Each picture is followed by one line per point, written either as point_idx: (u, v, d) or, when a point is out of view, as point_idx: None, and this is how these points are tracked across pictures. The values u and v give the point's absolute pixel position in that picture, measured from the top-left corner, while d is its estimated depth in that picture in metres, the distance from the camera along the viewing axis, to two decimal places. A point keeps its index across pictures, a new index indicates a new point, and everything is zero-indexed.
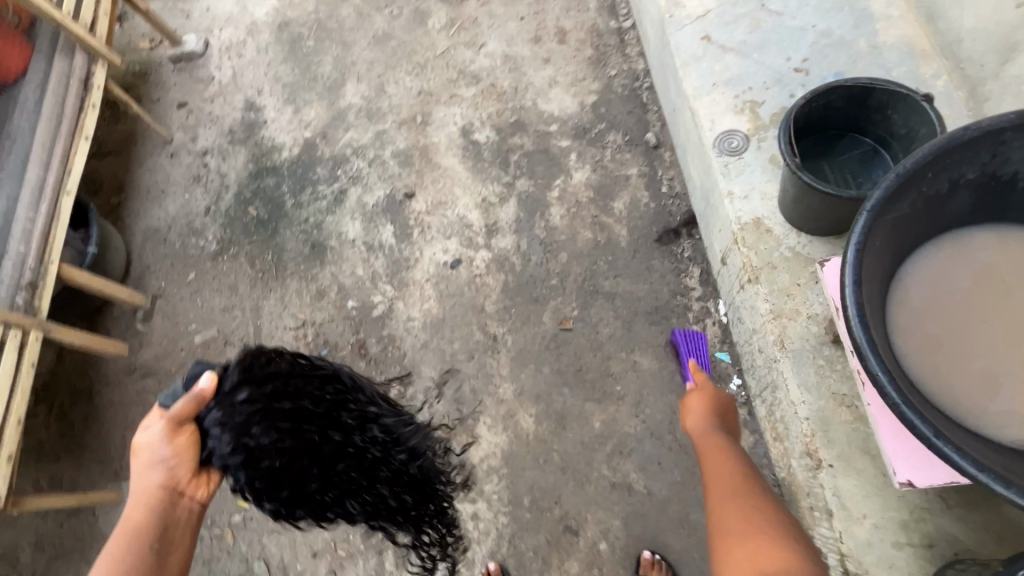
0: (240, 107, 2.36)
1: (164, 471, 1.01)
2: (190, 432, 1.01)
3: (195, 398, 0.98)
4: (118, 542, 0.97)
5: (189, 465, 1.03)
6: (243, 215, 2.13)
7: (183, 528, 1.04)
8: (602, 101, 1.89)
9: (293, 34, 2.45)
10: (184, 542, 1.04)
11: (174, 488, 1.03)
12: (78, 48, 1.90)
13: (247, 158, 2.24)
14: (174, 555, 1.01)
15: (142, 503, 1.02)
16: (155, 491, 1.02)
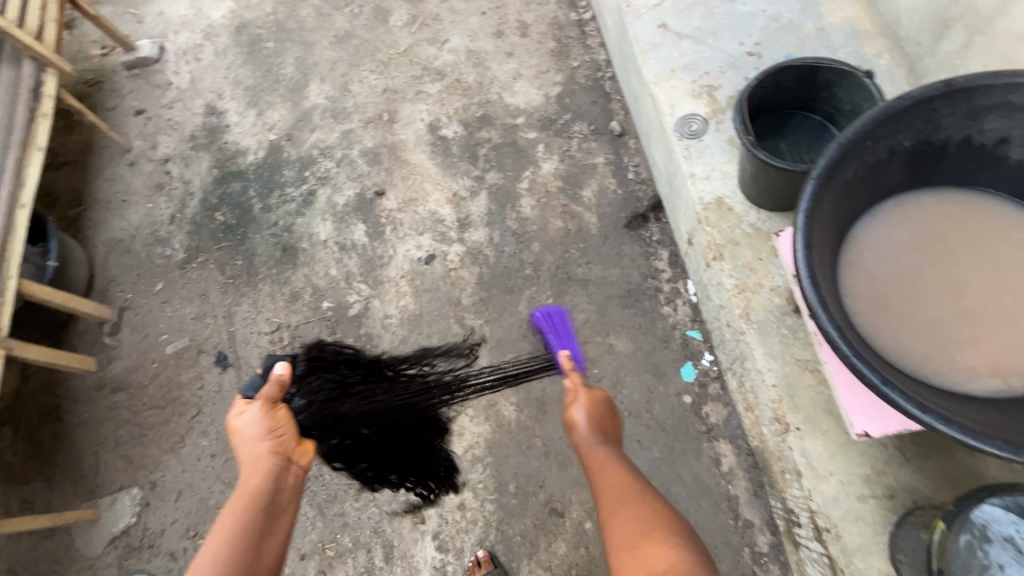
0: (201, 112, 2.31)
1: (271, 442, 1.13)
2: (284, 412, 1.19)
3: (278, 382, 1.19)
4: (237, 507, 1.03)
5: (291, 438, 1.19)
6: (210, 221, 2.09)
7: (289, 495, 1.12)
8: (566, 92, 1.92)
9: (252, 36, 2.41)
10: (289, 509, 1.10)
11: (284, 456, 1.16)
12: (25, 56, 1.83)
13: (210, 164, 2.20)
14: (282, 523, 1.08)
15: (255, 470, 1.09)
16: (268, 459, 1.12)
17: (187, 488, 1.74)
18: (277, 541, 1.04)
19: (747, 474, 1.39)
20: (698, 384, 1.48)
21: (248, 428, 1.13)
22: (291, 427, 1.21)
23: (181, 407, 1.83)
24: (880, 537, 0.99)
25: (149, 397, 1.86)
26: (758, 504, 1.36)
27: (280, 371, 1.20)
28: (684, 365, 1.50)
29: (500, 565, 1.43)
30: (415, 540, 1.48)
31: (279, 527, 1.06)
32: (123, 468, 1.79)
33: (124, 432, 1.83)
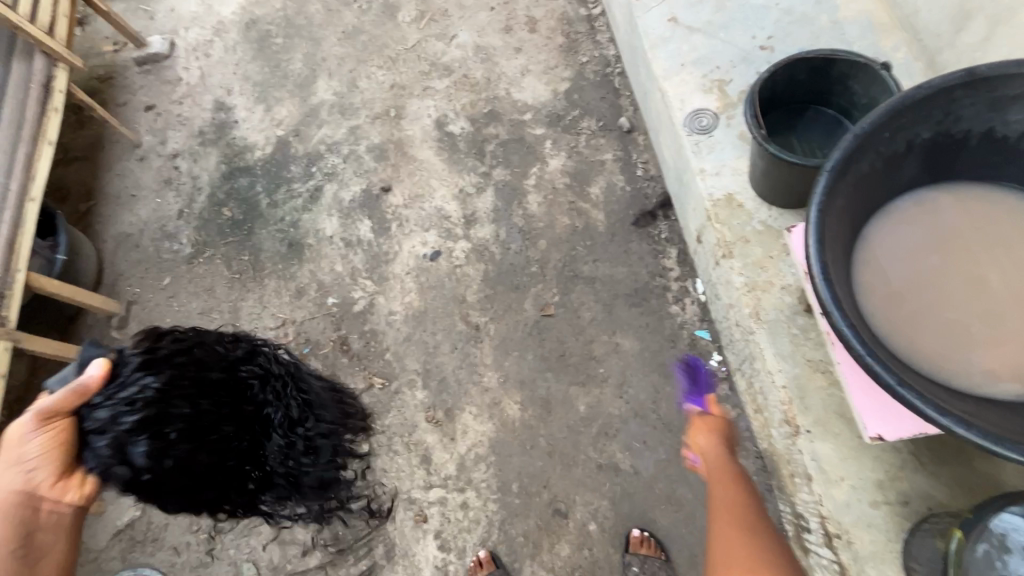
0: (210, 108, 2.32)
1: (23, 477, 1.08)
2: (63, 428, 1.05)
3: (79, 390, 1.01)
4: None
5: (50, 470, 1.07)
6: (218, 216, 2.10)
7: (49, 531, 1.13)
8: (575, 88, 1.89)
9: (261, 32, 2.42)
10: (50, 546, 1.14)
11: (35, 492, 1.10)
12: (37, 52, 1.84)
13: (219, 160, 2.21)
14: (43, 563, 1.13)
15: (12, 504, 1.09)
16: (16, 491, 1.09)
17: None
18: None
19: (755, 477, 1.36)
20: (706, 384, 1.46)
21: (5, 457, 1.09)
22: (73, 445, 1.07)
23: None
24: (893, 545, 0.95)
25: None
26: (766, 508, 1.33)
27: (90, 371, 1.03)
28: (692, 365, 1.47)
29: (502, 566, 1.41)
30: (417, 538, 1.47)
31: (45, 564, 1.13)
32: None
33: None
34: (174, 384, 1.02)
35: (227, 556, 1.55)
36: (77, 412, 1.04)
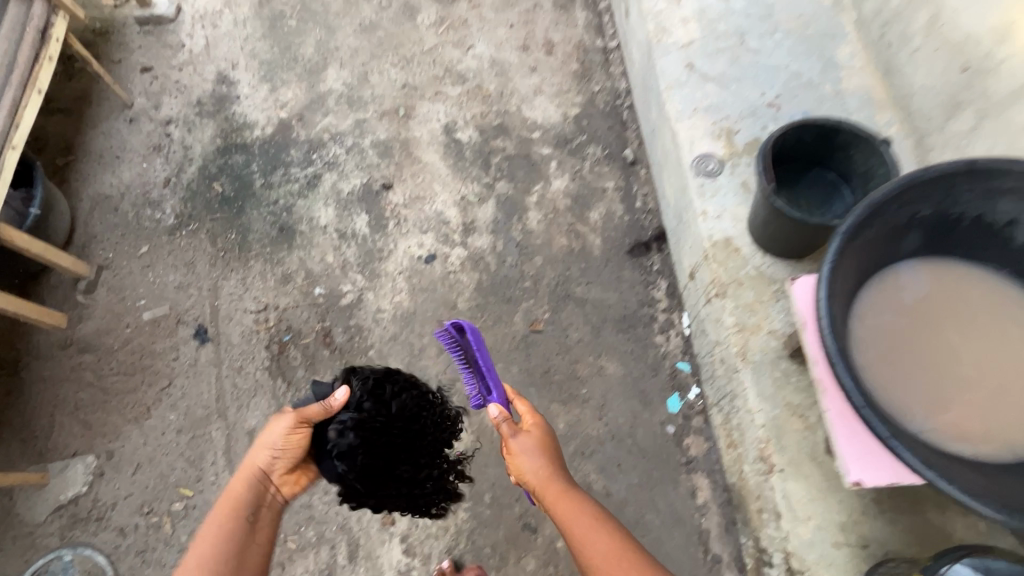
0: (211, 79, 2.26)
1: (269, 456, 1.14)
2: (303, 434, 1.16)
3: (326, 408, 1.16)
4: (219, 518, 1.06)
5: (288, 464, 1.16)
6: (207, 190, 2.04)
7: (268, 513, 1.11)
8: (584, 114, 1.95)
9: (274, 11, 2.39)
10: (267, 525, 1.10)
11: (269, 477, 1.14)
12: None
13: (215, 133, 2.15)
14: (256, 541, 1.07)
15: (241, 488, 1.11)
16: (257, 472, 1.13)
17: (147, 462, 1.66)
18: (256, 555, 1.06)
19: (721, 509, 1.41)
20: (682, 415, 1.51)
21: (263, 441, 1.15)
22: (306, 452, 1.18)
23: (152, 376, 1.76)
24: None
25: (117, 362, 1.78)
26: (727, 540, 1.39)
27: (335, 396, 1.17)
28: (671, 395, 1.53)
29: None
30: (382, 540, 1.46)
31: (257, 542, 1.07)
32: (79, 434, 1.70)
33: (85, 396, 1.75)
34: (382, 417, 1.20)
35: None
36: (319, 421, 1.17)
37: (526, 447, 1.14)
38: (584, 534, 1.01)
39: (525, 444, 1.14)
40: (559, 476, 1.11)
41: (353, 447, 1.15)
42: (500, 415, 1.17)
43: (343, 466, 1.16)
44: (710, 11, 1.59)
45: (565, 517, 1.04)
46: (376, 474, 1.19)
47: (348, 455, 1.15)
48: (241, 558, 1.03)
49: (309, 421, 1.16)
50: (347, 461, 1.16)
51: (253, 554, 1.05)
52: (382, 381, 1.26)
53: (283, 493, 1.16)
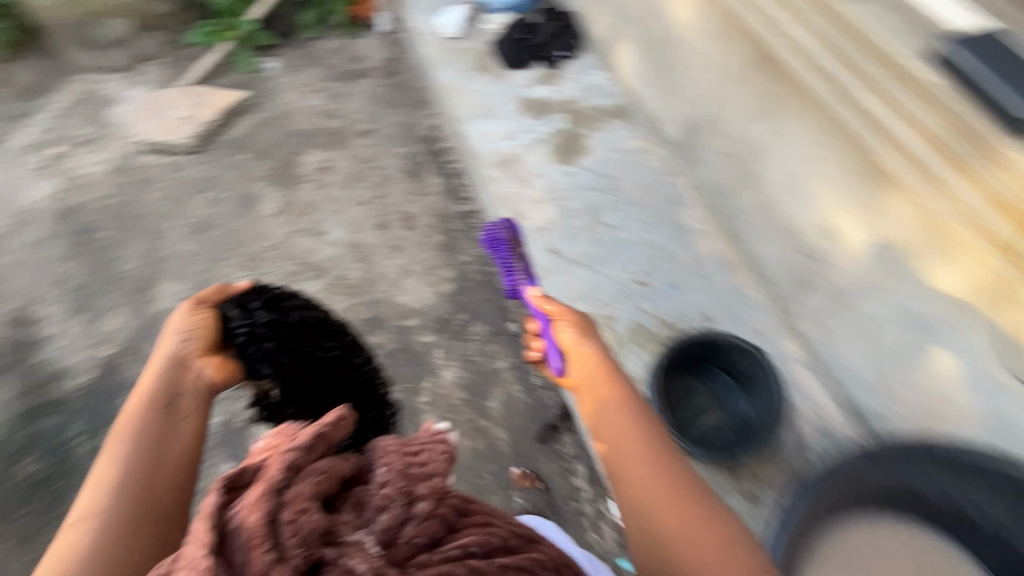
0: (5, 322, 1.86)
1: (179, 340, 1.05)
2: (208, 316, 1.13)
3: (219, 290, 1.20)
4: (129, 406, 0.91)
5: (201, 344, 1.08)
6: (10, 475, 1.60)
7: (193, 396, 0.98)
8: (460, 289, 1.86)
9: (81, 223, 2.07)
10: (193, 408, 0.95)
11: (182, 359, 1.03)
12: None
13: (14, 394, 1.73)
14: (181, 426, 0.91)
15: (153, 374, 0.98)
16: (168, 359, 1.02)
17: None
18: (175, 448, 0.88)
19: None
20: None
21: (169, 329, 1.08)
22: (214, 335, 1.12)
23: None
24: None
25: None
26: None
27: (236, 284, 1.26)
28: None
29: None
30: None
31: (180, 430, 0.90)
32: None
33: None
34: (297, 335, 1.27)
35: None
36: (218, 306, 1.18)
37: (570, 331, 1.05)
38: (620, 417, 0.87)
39: (576, 315, 1.07)
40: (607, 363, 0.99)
41: (266, 362, 1.18)
42: (541, 294, 1.12)
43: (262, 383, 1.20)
44: (559, 188, 1.60)
45: (602, 397, 0.92)
46: (296, 384, 1.23)
47: (265, 372, 1.19)
48: (153, 461, 0.84)
49: (209, 309, 1.15)
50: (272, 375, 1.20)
51: (169, 450, 0.87)
52: (287, 300, 1.32)
53: (206, 373, 1.04)
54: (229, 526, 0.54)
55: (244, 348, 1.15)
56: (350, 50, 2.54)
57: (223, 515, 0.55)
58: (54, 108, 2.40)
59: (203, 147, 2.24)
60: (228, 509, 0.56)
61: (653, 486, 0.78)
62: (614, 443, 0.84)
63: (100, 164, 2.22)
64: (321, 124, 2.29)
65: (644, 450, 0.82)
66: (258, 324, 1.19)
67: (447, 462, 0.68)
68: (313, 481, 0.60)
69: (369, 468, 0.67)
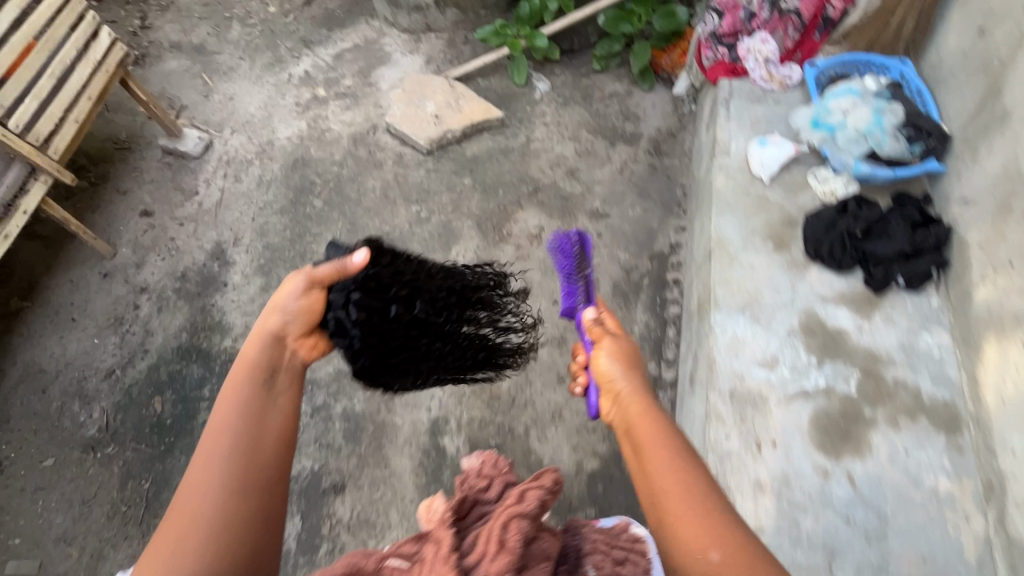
0: (207, 248, 1.96)
1: (282, 319, 0.92)
2: (320, 299, 0.98)
3: (342, 267, 1.00)
4: (232, 379, 0.83)
5: (305, 324, 0.95)
6: (146, 403, 1.71)
7: (293, 374, 0.88)
8: (602, 474, 1.53)
9: (304, 180, 2.08)
10: (296, 386, 0.87)
11: (283, 337, 0.92)
12: (19, 162, 1.59)
13: (183, 326, 1.83)
14: (281, 401, 0.83)
15: (255, 344, 0.89)
16: (268, 335, 0.90)
17: None
18: (277, 423, 0.81)
19: None
20: None
21: (275, 297, 0.94)
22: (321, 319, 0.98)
23: None
24: None
25: None
26: None
27: (354, 258, 1.02)
28: None
29: None
30: None
31: (282, 404, 0.83)
32: None
33: None
34: (391, 323, 1.03)
35: None
36: (330, 287, 1.00)
37: (608, 354, 1.00)
38: (663, 456, 0.78)
39: (614, 346, 1.01)
40: (642, 394, 0.92)
41: (355, 350, 1.01)
42: (596, 316, 1.08)
43: (357, 368, 1.03)
44: (797, 484, 1.13)
45: (644, 433, 0.83)
46: (381, 366, 1.05)
47: (356, 357, 1.02)
48: (255, 444, 0.77)
49: (316, 280, 0.97)
50: (365, 359, 1.02)
51: (273, 424, 0.80)
52: (393, 276, 1.06)
53: (305, 354, 0.95)
54: (465, 570, 0.71)
55: (335, 331, 0.99)
56: (628, 102, 2.16)
57: (457, 550, 0.74)
58: (337, 47, 2.43)
59: (436, 151, 2.09)
60: (459, 551, 0.74)
61: (703, 534, 0.68)
62: (652, 475, 0.76)
63: (346, 124, 2.20)
64: (557, 180, 2.00)
65: (675, 476, 0.74)
66: (352, 306, 0.99)
67: (641, 565, 0.94)
68: (532, 553, 0.76)
69: (578, 554, 0.89)
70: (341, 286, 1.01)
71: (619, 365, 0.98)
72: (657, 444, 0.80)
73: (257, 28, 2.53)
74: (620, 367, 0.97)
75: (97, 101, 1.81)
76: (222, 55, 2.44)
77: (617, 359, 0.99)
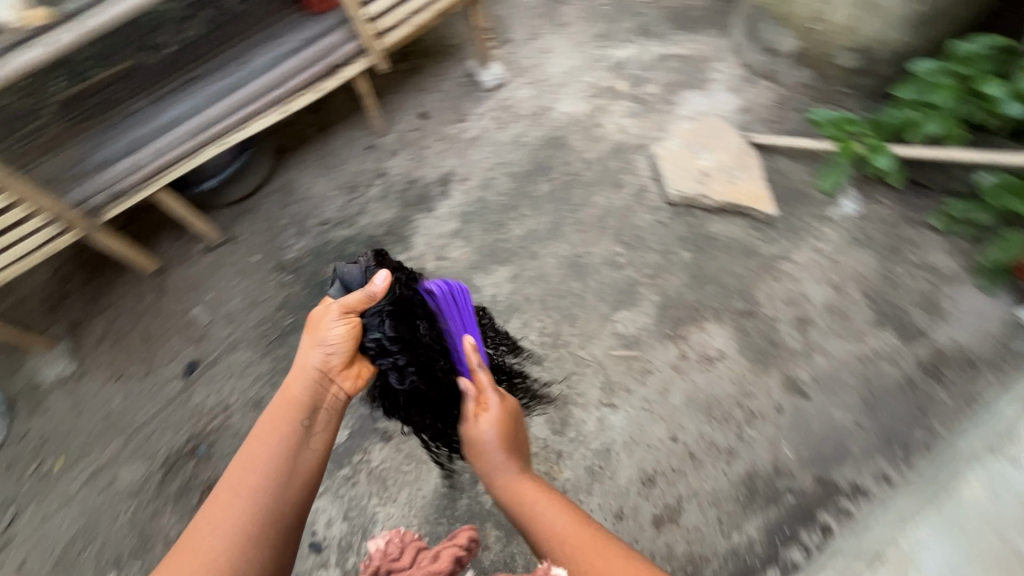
0: (441, 171, 2.14)
1: (323, 354, 0.98)
2: (354, 326, 1.01)
3: (368, 295, 1.01)
4: (274, 418, 0.92)
5: (347, 358, 1.01)
6: (327, 262, 2.03)
7: (331, 411, 0.97)
8: None
9: (548, 160, 2.08)
10: (330, 424, 0.97)
11: (326, 373, 0.99)
12: (358, 39, 1.88)
13: (385, 223, 2.08)
14: (315, 440, 0.93)
15: (301, 381, 0.97)
16: (313, 372, 0.97)
17: (76, 408, 1.88)
18: (309, 460, 0.90)
19: None
20: None
21: (318, 328, 0.99)
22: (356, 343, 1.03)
23: (145, 355, 1.94)
24: None
25: (151, 321, 2.01)
26: None
27: (376, 282, 1.03)
28: None
29: None
30: None
31: (318, 442, 0.93)
32: (91, 339, 2.00)
33: (119, 322, 2.02)
34: (428, 344, 1.12)
35: (21, 493, 1.77)
36: (361, 313, 1.04)
37: (486, 424, 1.12)
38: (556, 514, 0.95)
39: (492, 417, 1.12)
40: (522, 477, 1.08)
41: (400, 367, 1.08)
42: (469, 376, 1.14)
43: (408, 385, 1.10)
44: None
45: (526, 502, 1.01)
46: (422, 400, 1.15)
47: (404, 375, 1.09)
48: (285, 479, 0.86)
49: (353, 310, 1.01)
50: (416, 376, 1.10)
51: (302, 461, 0.90)
52: (416, 301, 1.11)
53: (347, 386, 1.02)
54: None
55: (375, 359, 1.06)
56: (938, 290, 1.63)
57: None
58: (666, 50, 2.27)
59: (678, 205, 1.87)
60: None
61: (615, 560, 0.79)
62: (545, 528, 0.93)
63: (618, 130, 2.10)
64: (777, 318, 1.63)
65: (564, 517, 0.94)
66: (387, 323, 1.04)
67: None
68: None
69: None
70: (369, 310, 1.04)
71: (495, 439, 1.11)
72: (542, 501, 0.99)
73: None
74: (493, 429, 1.11)
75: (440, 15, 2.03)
76: (567, 5, 2.47)
77: (496, 429, 1.11)
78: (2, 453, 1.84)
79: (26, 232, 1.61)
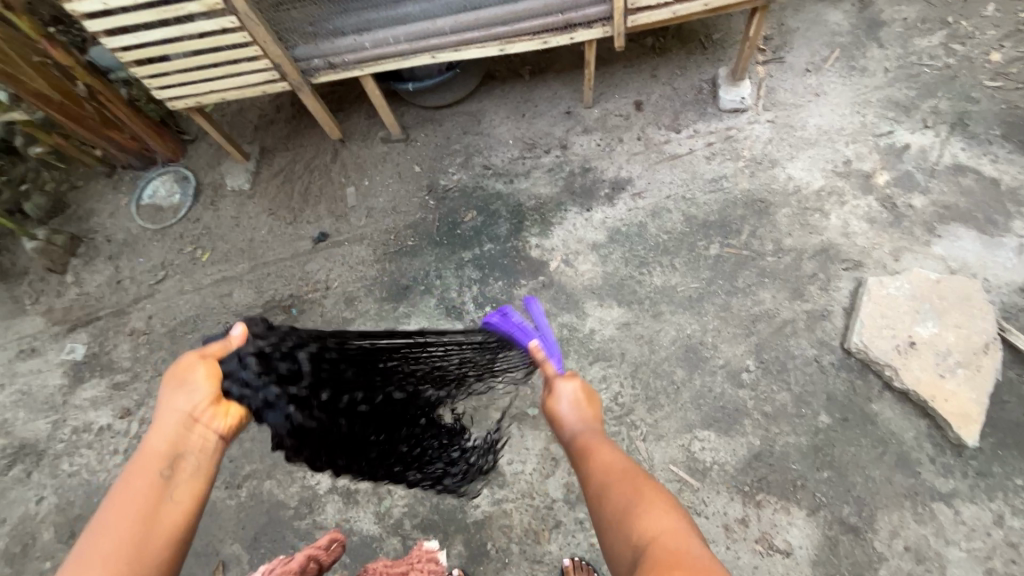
0: (621, 173, 1.93)
1: (187, 400, 0.84)
2: (210, 369, 0.88)
3: (225, 342, 0.92)
4: (137, 474, 0.79)
5: (212, 396, 0.86)
6: (471, 207, 2.01)
7: (200, 458, 0.84)
8: None
9: (737, 221, 1.75)
10: (202, 473, 0.83)
11: (194, 418, 0.84)
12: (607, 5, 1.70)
13: (539, 197, 1.96)
14: (180, 489, 0.80)
15: (165, 432, 0.83)
16: (176, 417, 0.83)
17: (235, 220, 2.20)
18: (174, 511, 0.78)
19: None
20: None
21: (180, 376, 0.86)
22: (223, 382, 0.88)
23: (297, 207, 2.17)
24: None
25: (315, 179, 2.20)
26: None
27: (235, 330, 0.93)
28: None
29: (82, 468, 1.88)
30: (118, 415, 1.93)
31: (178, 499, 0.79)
32: (270, 169, 2.27)
33: (293, 167, 2.25)
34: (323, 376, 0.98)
35: (174, 264, 2.16)
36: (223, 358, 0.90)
37: (567, 390, 1.07)
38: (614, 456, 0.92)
39: (580, 386, 1.08)
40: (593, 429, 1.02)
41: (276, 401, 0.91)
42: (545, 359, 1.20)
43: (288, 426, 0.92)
44: None
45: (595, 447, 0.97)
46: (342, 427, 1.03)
47: (275, 408, 0.91)
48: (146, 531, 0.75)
49: (214, 358, 0.90)
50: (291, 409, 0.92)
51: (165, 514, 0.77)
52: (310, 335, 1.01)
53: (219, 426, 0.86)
54: None
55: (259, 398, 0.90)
56: None
57: None
58: (971, 162, 1.70)
59: (853, 356, 1.49)
60: None
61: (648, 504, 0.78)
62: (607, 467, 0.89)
63: (838, 229, 1.68)
64: (884, 560, 1.30)
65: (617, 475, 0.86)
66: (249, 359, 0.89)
67: None
68: None
69: None
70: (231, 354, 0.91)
71: (580, 399, 1.07)
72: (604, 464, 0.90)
73: (947, 58, 1.87)
74: (578, 406, 1.06)
75: (707, 10, 1.72)
76: (879, 48, 1.93)
77: (584, 394, 1.08)
78: (177, 223, 2.24)
79: (252, 68, 1.81)
